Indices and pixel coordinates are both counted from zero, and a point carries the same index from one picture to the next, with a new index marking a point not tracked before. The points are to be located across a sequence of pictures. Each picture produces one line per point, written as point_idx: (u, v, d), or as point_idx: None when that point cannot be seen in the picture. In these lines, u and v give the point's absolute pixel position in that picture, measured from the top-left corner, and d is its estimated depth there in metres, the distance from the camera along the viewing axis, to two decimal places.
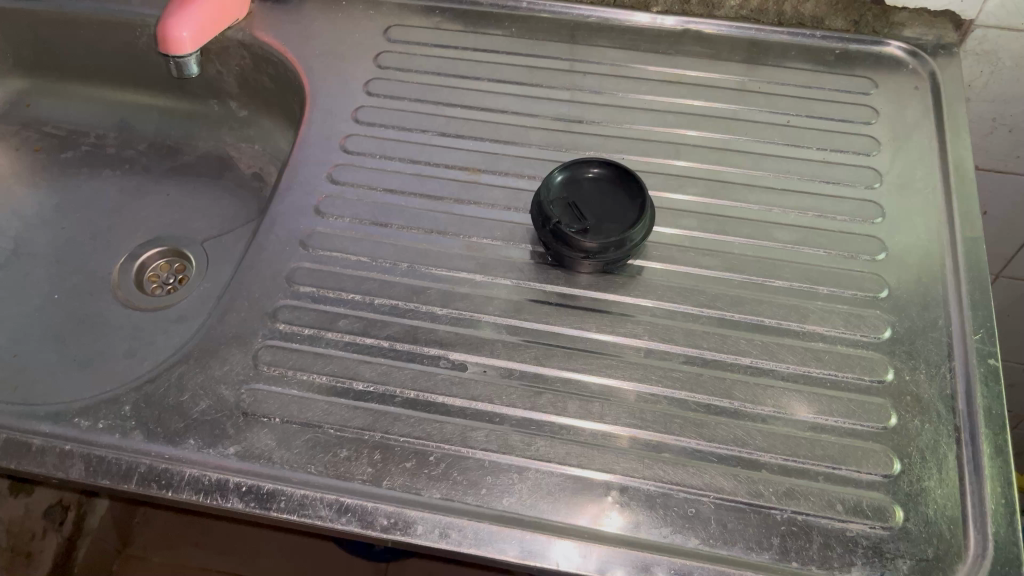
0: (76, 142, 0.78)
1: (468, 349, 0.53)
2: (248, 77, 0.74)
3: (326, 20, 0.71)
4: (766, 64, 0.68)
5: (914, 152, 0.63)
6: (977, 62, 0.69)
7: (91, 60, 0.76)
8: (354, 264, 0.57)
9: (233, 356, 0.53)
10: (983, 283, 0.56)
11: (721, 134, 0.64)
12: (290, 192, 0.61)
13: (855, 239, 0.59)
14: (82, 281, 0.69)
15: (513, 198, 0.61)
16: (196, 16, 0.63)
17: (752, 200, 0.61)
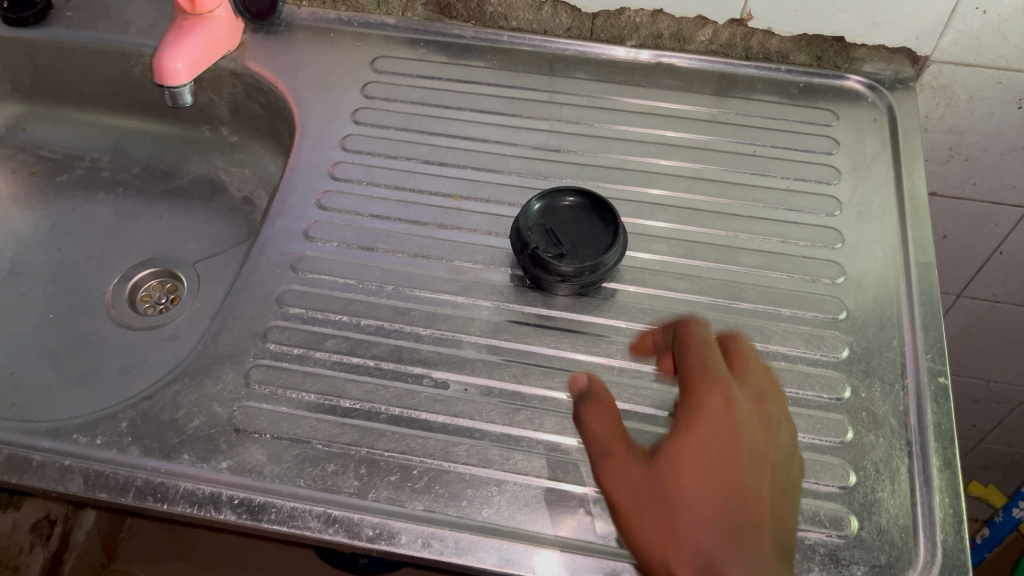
0: (71, 166, 0.81)
1: (450, 368, 0.56)
2: (239, 104, 0.76)
3: (315, 51, 0.74)
4: (734, 96, 0.72)
5: (872, 182, 0.67)
6: (933, 95, 0.73)
7: (87, 87, 0.78)
8: (341, 286, 0.60)
9: (225, 374, 0.55)
10: (935, 305, 0.59)
11: (691, 163, 0.68)
12: (280, 217, 0.64)
13: (816, 263, 0.62)
14: (77, 301, 0.71)
15: (494, 223, 0.64)
16: (191, 50, 0.66)
17: (720, 226, 0.64)
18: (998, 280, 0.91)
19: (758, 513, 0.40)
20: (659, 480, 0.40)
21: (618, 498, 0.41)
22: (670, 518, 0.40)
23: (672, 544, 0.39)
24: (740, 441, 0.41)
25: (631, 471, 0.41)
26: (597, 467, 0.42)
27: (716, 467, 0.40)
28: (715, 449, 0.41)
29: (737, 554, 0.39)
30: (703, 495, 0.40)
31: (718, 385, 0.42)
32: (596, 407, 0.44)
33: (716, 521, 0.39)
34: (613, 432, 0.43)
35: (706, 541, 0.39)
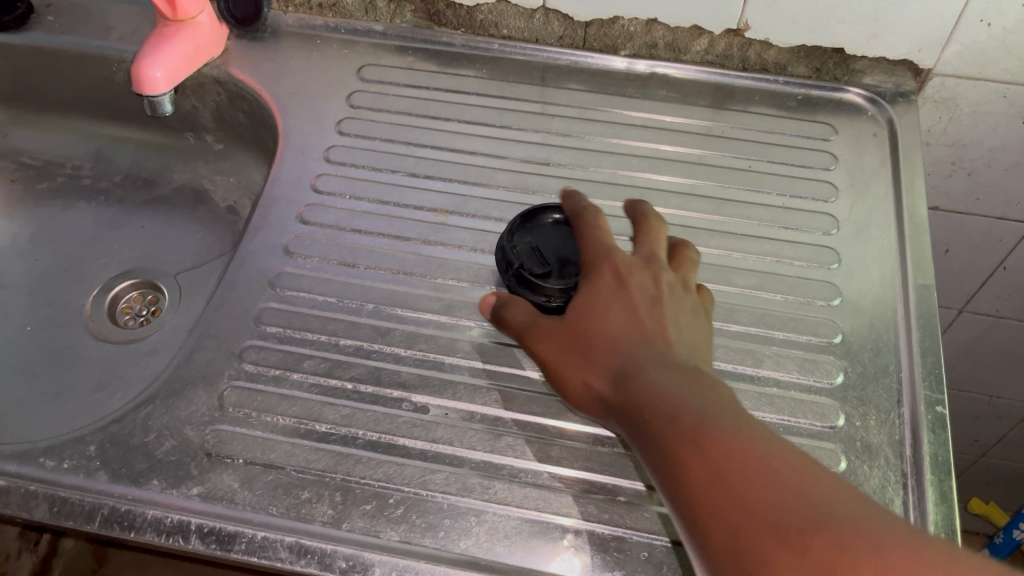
0: (53, 173, 0.79)
1: (430, 392, 0.54)
2: (223, 112, 0.75)
3: (301, 59, 0.73)
4: (730, 109, 0.70)
5: (870, 200, 0.65)
6: (935, 109, 0.71)
7: (69, 93, 0.77)
8: (321, 304, 0.58)
9: (198, 396, 0.54)
10: (933, 330, 0.57)
11: (684, 178, 0.66)
12: (260, 231, 0.62)
13: (811, 284, 0.60)
14: (55, 313, 0.70)
15: (480, 239, 0.62)
16: (171, 57, 0.64)
17: (713, 244, 0.62)
18: (1002, 296, 0.89)
19: (658, 328, 0.47)
20: (567, 318, 0.48)
21: (540, 349, 0.49)
22: (581, 344, 0.47)
23: (583, 369, 0.46)
24: (633, 279, 0.49)
25: (545, 322, 0.49)
26: (519, 335, 0.50)
27: (612, 299, 0.48)
28: (611, 288, 0.48)
29: (639, 357, 0.45)
30: (604, 322, 0.47)
31: (605, 245, 0.51)
32: (502, 297, 0.53)
33: (619, 335, 0.46)
34: (527, 303, 0.51)
35: (612, 355, 0.46)
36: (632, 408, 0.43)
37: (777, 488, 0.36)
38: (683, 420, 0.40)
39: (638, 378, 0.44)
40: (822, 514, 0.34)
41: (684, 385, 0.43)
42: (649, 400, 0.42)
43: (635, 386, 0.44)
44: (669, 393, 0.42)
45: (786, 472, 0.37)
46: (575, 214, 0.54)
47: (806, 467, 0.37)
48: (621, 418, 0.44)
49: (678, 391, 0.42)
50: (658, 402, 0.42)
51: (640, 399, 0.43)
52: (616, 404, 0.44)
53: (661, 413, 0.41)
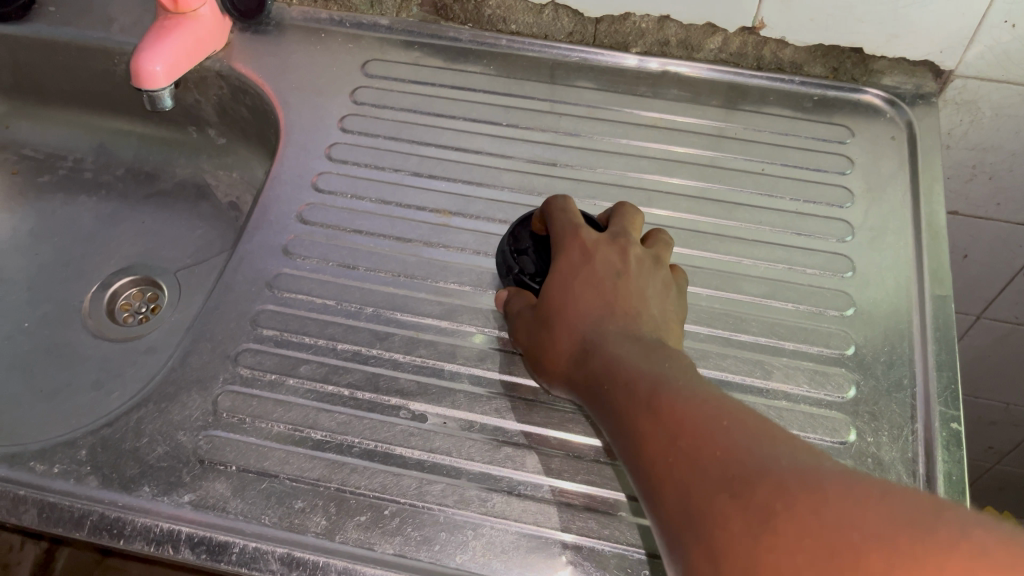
0: (54, 166, 0.78)
1: (429, 400, 0.53)
2: (225, 106, 0.73)
3: (305, 53, 0.71)
4: (743, 108, 0.69)
5: (887, 206, 0.63)
6: (956, 111, 0.69)
7: (70, 85, 0.75)
8: (320, 307, 0.57)
9: (192, 401, 0.53)
10: (950, 343, 0.55)
11: (694, 182, 0.64)
12: (259, 231, 0.61)
13: (824, 293, 0.58)
14: (53, 309, 0.69)
15: (483, 242, 0.61)
16: (171, 51, 0.63)
17: (722, 250, 0.60)
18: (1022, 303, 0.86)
19: (623, 303, 0.47)
20: (540, 303, 0.50)
21: (524, 340, 0.51)
22: (552, 327, 0.48)
23: (558, 354, 0.48)
24: (597, 253, 0.49)
25: (524, 311, 0.51)
26: (511, 330, 0.52)
27: (575, 276, 0.49)
28: (575, 265, 0.49)
29: (601, 332, 0.46)
30: (569, 303, 0.48)
31: (570, 220, 0.51)
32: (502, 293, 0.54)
33: (584, 314, 0.47)
34: (514, 293, 0.53)
35: (579, 335, 0.47)
36: (597, 384, 0.44)
37: (716, 439, 0.35)
38: (636, 389, 0.41)
39: (600, 355, 0.45)
40: (753, 459, 0.33)
41: (642, 356, 0.43)
42: (609, 374, 0.43)
43: (598, 362, 0.45)
44: (626, 364, 0.43)
45: (727, 422, 0.36)
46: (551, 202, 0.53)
47: (753, 419, 0.36)
48: (591, 397, 0.45)
49: (633, 361, 0.43)
50: (615, 375, 0.43)
51: (601, 374, 0.44)
52: (585, 383, 0.46)
53: (619, 385, 0.42)
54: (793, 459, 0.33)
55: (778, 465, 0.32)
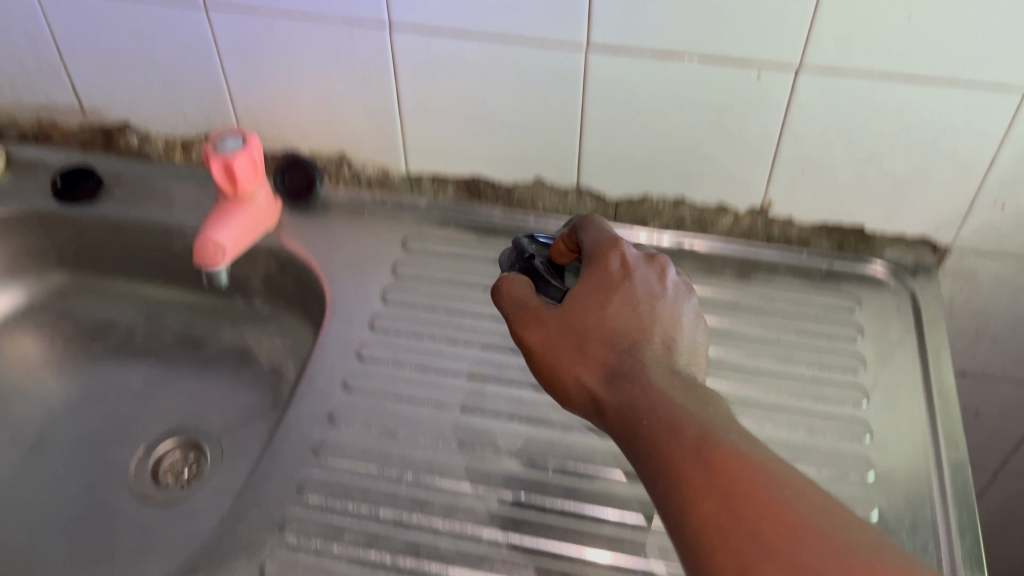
0: (106, 333, 0.82)
1: (468, 566, 0.55)
2: (272, 278, 0.79)
3: (349, 231, 0.78)
4: (755, 279, 0.74)
5: (898, 371, 0.67)
6: (956, 281, 0.74)
7: (129, 259, 0.81)
8: (363, 473, 0.60)
9: (240, 569, 0.55)
10: (969, 507, 0.58)
11: (713, 349, 0.68)
12: (306, 398, 0.65)
13: (846, 458, 0.61)
14: (100, 474, 0.72)
15: (517, 408, 0.64)
16: (230, 233, 0.69)
17: (745, 415, 0.63)
18: None
19: (658, 331, 0.51)
20: (570, 312, 0.52)
21: (537, 341, 0.52)
22: (584, 343, 0.51)
23: (581, 367, 0.50)
24: (637, 285, 0.52)
25: (547, 316, 0.53)
26: (517, 324, 0.54)
27: (617, 302, 0.51)
28: (616, 294, 0.52)
29: (635, 358, 0.49)
30: (607, 327, 0.51)
31: (615, 251, 0.54)
32: (510, 286, 0.56)
33: (619, 336, 0.50)
34: (528, 294, 0.55)
35: (610, 353, 0.50)
36: (626, 412, 0.47)
37: (770, 505, 0.39)
38: (677, 432, 0.44)
39: (633, 383, 0.47)
40: (807, 536, 0.38)
41: (681, 396, 0.46)
42: (642, 407, 0.46)
43: (631, 388, 0.47)
44: (666, 399, 0.46)
45: (779, 493, 0.40)
46: (576, 220, 0.60)
47: (801, 490, 0.40)
48: (613, 419, 0.48)
49: (671, 401, 0.46)
50: (652, 411, 0.45)
51: (632, 409, 0.46)
52: (609, 407, 0.48)
53: (655, 421, 0.45)
54: (843, 541, 0.38)
55: (833, 550, 0.37)
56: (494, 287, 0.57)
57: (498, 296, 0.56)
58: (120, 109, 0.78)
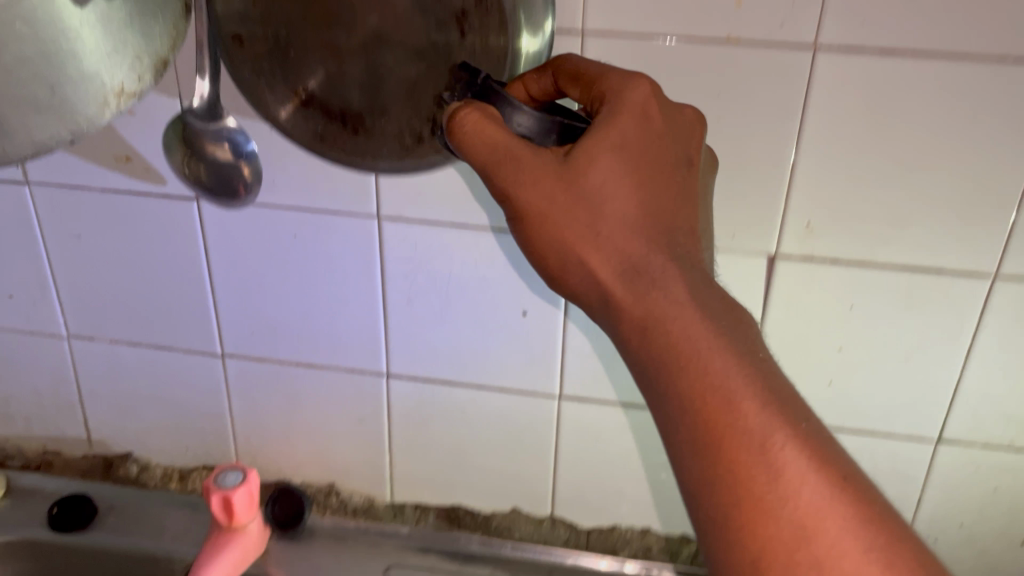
0: None
1: None
2: None
3: (333, 559, 0.81)
4: None
5: None
6: None
7: None
8: None
9: None
10: None
11: None
12: None
13: None
14: None
15: None
16: (222, 566, 0.73)
17: None
18: None
19: (682, 203, 0.48)
20: (577, 161, 0.46)
21: (528, 180, 0.47)
22: (595, 210, 0.47)
23: (594, 256, 0.47)
24: (658, 121, 0.48)
25: (541, 155, 0.47)
26: (500, 167, 0.47)
27: (635, 138, 0.47)
28: (634, 130, 0.47)
29: (657, 256, 0.47)
30: (620, 167, 0.47)
31: (639, 87, 0.48)
32: (476, 116, 0.47)
33: (637, 207, 0.47)
34: (512, 136, 0.47)
35: (629, 239, 0.47)
36: (652, 330, 0.46)
37: (795, 475, 0.43)
38: (704, 366, 0.45)
39: (662, 292, 0.46)
40: (828, 533, 0.43)
41: (712, 315, 0.46)
42: (673, 341, 0.45)
43: (658, 306, 0.46)
44: (703, 343, 0.45)
45: (796, 441, 0.44)
46: (555, 65, 0.53)
47: (848, 492, 0.44)
48: (639, 347, 0.47)
49: (705, 334, 0.46)
50: (684, 343, 0.45)
51: (664, 339, 0.46)
52: (630, 308, 0.46)
53: (685, 368, 0.45)
54: (860, 535, 0.43)
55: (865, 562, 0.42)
56: (454, 114, 0.48)
57: (460, 130, 0.48)
58: (126, 442, 0.86)
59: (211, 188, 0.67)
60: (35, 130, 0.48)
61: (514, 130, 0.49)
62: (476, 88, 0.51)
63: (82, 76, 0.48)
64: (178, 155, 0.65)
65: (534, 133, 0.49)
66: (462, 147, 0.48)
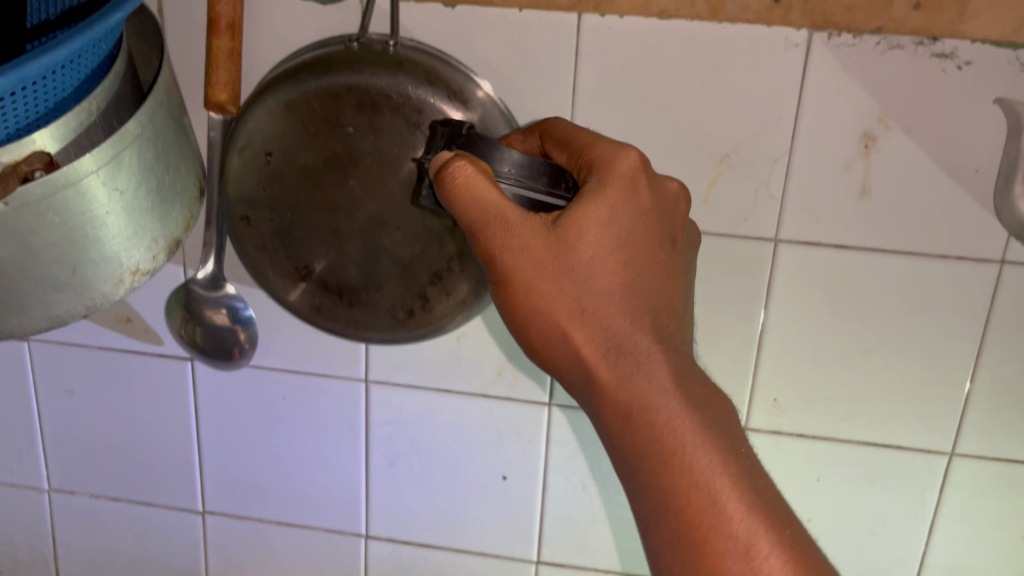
0: None
1: None
2: None
3: None
4: None
5: None
6: None
7: None
8: None
9: None
10: None
11: None
12: None
13: None
14: None
15: None
16: None
17: None
18: None
19: (665, 282, 0.49)
20: (566, 232, 0.46)
21: (516, 242, 0.46)
22: (582, 286, 0.47)
23: (578, 331, 0.47)
24: (643, 198, 0.49)
25: (531, 219, 0.47)
26: (489, 228, 0.46)
27: (623, 213, 0.48)
28: (622, 206, 0.48)
29: (643, 337, 0.47)
30: (608, 245, 0.47)
31: (628, 160, 0.49)
32: (470, 173, 0.47)
33: (623, 287, 0.47)
34: (503, 198, 0.46)
35: (614, 319, 0.47)
36: (636, 416, 0.47)
37: None
38: (688, 459, 0.46)
39: (647, 377, 0.47)
40: None
41: (695, 405, 0.48)
42: (658, 430, 0.47)
43: (643, 392, 0.47)
44: (687, 436, 0.47)
45: (777, 542, 0.46)
46: (541, 126, 0.55)
47: None
48: (621, 431, 0.48)
49: (689, 424, 0.47)
50: (670, 435, 0.47)
51: (648, 427, 0.47)
52: (614, 391, 0.47)
53: (668, 459, 0.47)
54: None
55: None
56: (448, 168, 0.47)
57: (451, 185, 0.47)
58: None
59: (207, 351, 0.70)
60: (51, 307, 0.51)
61: (503, 174, 0.51)
62: (462, 137, 0.52)
63: (100, 259, 0.51)
64: (177, 320, 0.69)
65: (524, 177, 0.51)
66: (451, 200, 0.48)
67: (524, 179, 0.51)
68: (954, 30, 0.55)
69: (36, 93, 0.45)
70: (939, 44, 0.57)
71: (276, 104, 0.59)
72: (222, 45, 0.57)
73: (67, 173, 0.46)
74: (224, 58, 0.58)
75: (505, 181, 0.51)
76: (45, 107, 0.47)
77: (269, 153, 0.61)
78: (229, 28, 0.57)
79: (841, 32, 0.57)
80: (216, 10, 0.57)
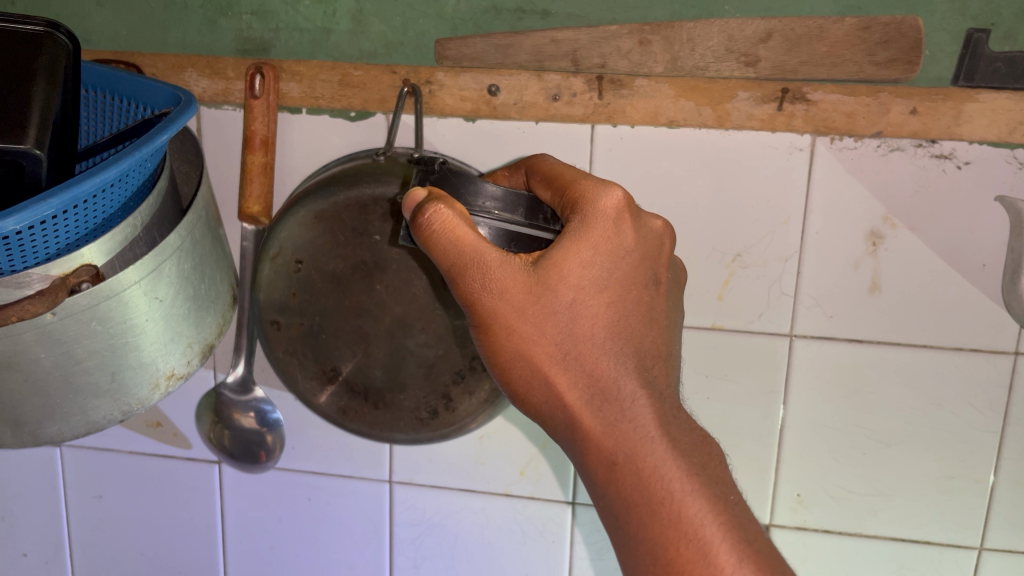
0: None
1: None
2: None
3: None
4: None
5: None
6: None
7: None
8: None
9: None
10: None
11: None
12: None
13: None
14: None
15: None
16: None
17: None
18: None
19: (650, 326, 0.47)
20: (548, 274, 0.44)
21: (495, 286, 0.44)
22: (565, 329, 0.45)
23: (561, 375, 0.46)
24: (630, 235, 0.46)
25: (510, 261, 0.44)
26: (466, 273, 0.44)
27: (606, 254, 0.45)
28: (605, 246, 0.45)
29: (629, 381, 0.46)
30: (590, 287, 0.45)
31: (613, 196, 0.45)
32: (448, 216, 0.43)
33: (607, 329, 0.45)
34: (481, 240, 0.43)
35: (598, 362, 0.45)
36: (622, 464, 0.46)
37: None
38: (676, 506, 0.45)
39: (634, 423, 0.46)
40: None
41: (683, 451, 0.46)
42: (645, 477, 0.46)
43: (629, 440, 0.46)
44: (675, 484, 0.46)
45: None
46: (527, 161, 0.53)
47: None
48: (607, 480, 0.47)
49: (677, 469, 0.46)
50: (658, 482, 0.46)
51: (635, 475, 0.46)
52: (599, 439, 0.46)
53: (655, 507, 0.46)
54: None
55: None
56: (425, 212, 0.44)
57: (428, 229, 0.44)
58: None
59: (234, 454, 0.71)
60: (90, 412, 0.53)
61: (482, 208, 0.48)
62: (435, 172, 0.50)
63: (137, 365, 0.53)
64: (206, 423, 0.71)
65: (504, 211, 0.48)
66: (428, 244, 0.44)
67: (503, 213, 0.48)
68: (951, 132, 0.58)
69: (88, 211, 0.48)
70: (938, 146, 0.59)
71: (308, 216, 0.61)
72: (257, 160, 0.62)
73: (110, 283, 0.48)
74: (258, 172, 0.62)
75: (481, 214, 0.48)
76: (95, 223, 0.49)
77: (300, 261, 0.63)
78: (263, 144, 0.62)
79: (843, 136, 0.60)
80: (251, 128, 0.61)
